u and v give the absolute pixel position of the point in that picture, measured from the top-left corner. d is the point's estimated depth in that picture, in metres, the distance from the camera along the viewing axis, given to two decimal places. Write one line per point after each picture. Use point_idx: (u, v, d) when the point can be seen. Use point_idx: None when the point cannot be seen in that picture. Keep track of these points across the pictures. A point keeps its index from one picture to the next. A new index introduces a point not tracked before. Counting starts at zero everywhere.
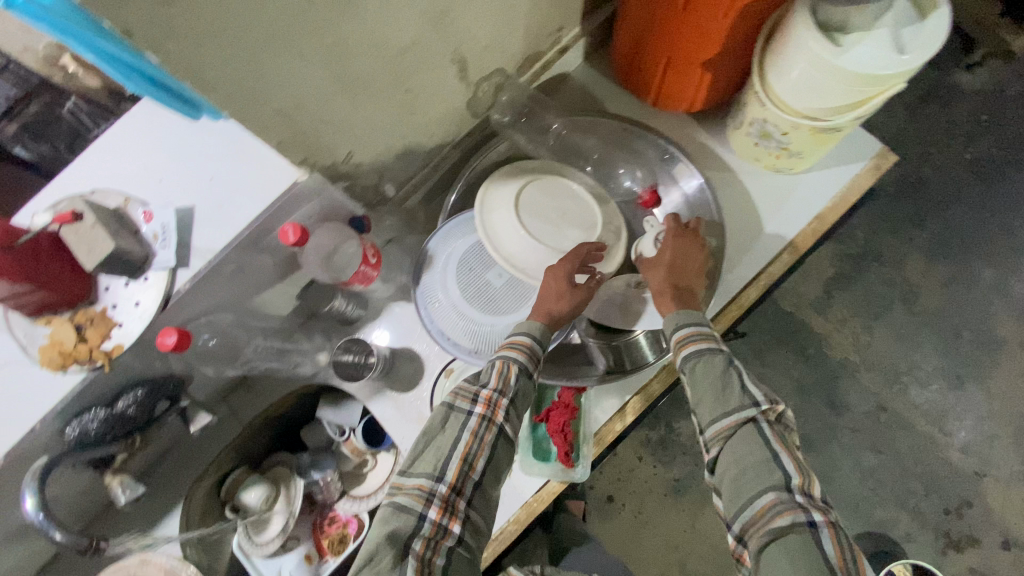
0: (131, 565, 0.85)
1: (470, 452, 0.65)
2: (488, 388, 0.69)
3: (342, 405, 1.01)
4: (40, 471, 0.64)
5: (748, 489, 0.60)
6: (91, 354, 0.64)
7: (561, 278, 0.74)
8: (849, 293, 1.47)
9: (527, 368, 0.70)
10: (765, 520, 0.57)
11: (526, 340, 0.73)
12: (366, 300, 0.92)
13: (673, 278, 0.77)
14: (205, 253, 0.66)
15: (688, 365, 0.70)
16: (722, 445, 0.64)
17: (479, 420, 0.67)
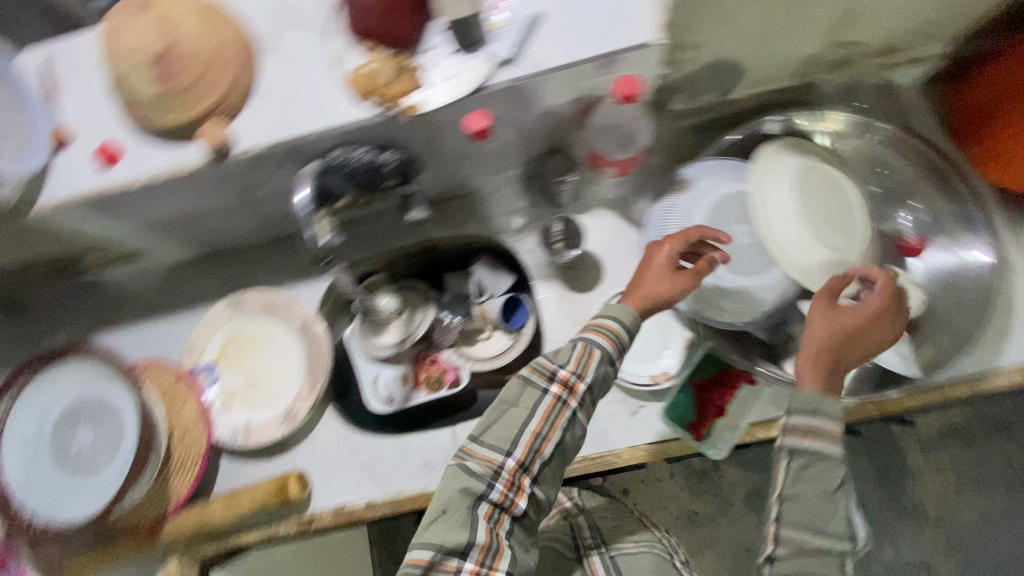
0: (279, 297, 0.91)
1: (542, 429, 0.62)
2: (567, 368, 0.63)
3: (501, 265, 0.91)
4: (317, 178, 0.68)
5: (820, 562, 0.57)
6: (394, 98, 0.66)
7: (657, 263, 0.68)
8: (974, 458, 1.26)
9: (612, 358, 0.63)
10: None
11: (619, 324, 0.64)
12: (582, 191, 0.90)
13: (834, 348, 0.63)
14: (533, 64, 0.65)
15: (799, 464, 0.58)
16: (796, 556, 0.57)
17: (553, 403, 0.62)
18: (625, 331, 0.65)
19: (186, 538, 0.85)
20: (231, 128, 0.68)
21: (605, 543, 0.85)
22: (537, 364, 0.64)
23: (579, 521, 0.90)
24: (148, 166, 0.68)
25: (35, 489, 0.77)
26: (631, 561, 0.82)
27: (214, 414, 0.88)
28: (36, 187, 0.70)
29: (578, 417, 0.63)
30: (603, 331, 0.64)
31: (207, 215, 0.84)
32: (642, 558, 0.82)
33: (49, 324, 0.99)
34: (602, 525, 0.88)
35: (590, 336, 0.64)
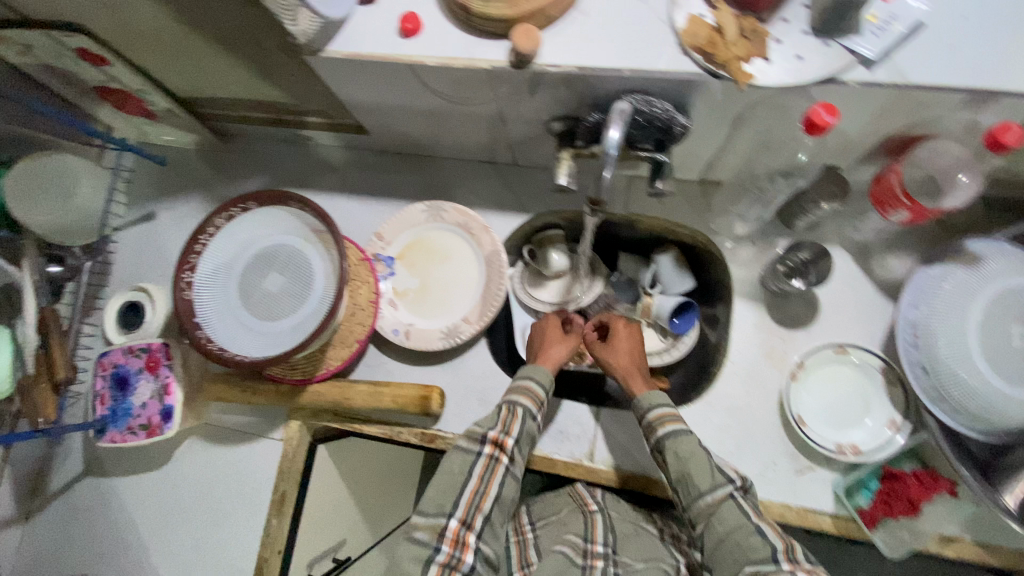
0: (477, 221, 0.89)
1: (480, 487, 0.63)
2: (494, 429, 0.66)
3: (679, 273, 0.95)
4: (627, 116, 0.57)
5: (728, 522, 0.61)
6: (727, 61, 0.59)
7: (545, 330, 0.83)
8: None
9: (530, 413, 0.69)
10: (755, 549, 0.58)
11: (537, 383, 0.72)
12: (826, 225, 0.81)
13: (630, 362, 0.78)
14: (898, 73, 0.57)
15: (670, 445, 0.67)
16: (711, 523, 0.62)
17: (489, 460, 0.65)
18: (545, 390, 0.72)
19: (318, 406, 0.88)
20: (541, 37, 0.63)
21: (614, 553, 0.72)
22: (467, 433, 0.67)
23: (596, 518, 0.77)
24: (443, 49, 0.65)
25: (217, 313, 0.79)
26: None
27: (382, 305, 0.90)
28: (326, 34, 0.69)
29: (514, 471, 0.66)
30: (528, 393, 0.70)
31: (444, 116, 0.82)
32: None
33: (252, 165, 1.02)
34: (619, 534, 0.75)
35: (528, 390, 0.71)
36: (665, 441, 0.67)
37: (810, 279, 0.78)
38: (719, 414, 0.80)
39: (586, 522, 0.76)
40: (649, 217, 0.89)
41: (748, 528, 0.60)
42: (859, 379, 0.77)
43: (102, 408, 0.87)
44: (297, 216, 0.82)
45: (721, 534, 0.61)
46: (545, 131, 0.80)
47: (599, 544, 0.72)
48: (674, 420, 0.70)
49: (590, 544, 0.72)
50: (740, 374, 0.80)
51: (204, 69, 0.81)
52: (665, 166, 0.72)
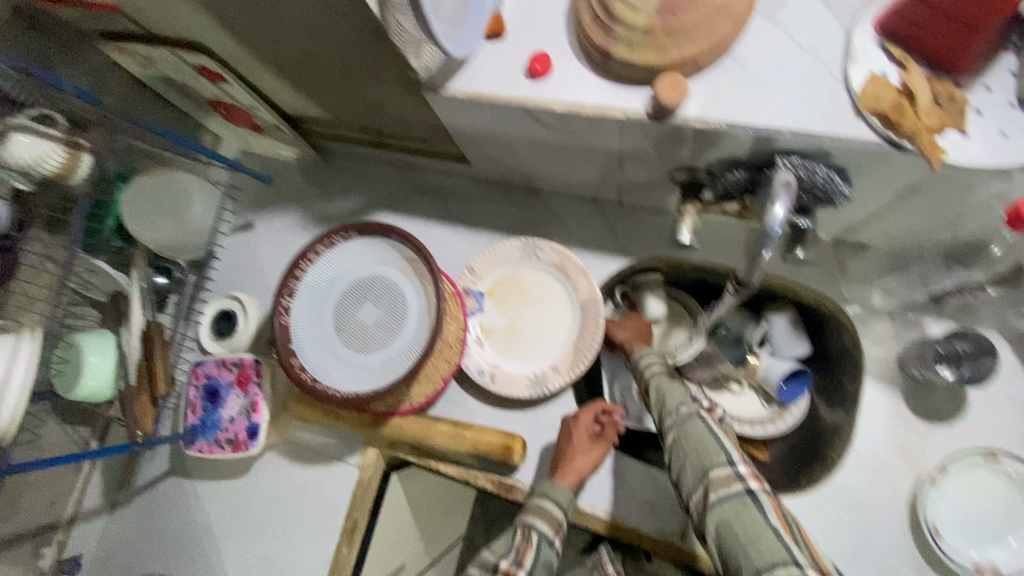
0: (575, 263, 0.84)
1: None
2: (505, 560, 0.63)
3: (793, 335, 0.85)
4: (791, 188, 0.50)
5: (689, 434, 0.59)
6: (916, 132, 0.50)
7: (571, 438, 0.77)
8: None
9: (543, 537, 0.65)
10: (711, 459, 0.56)
11: (552, 503, 0.69)
12: (986, 307, 0.70)
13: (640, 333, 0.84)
14: None
15: (651, 383, 0.67)
16: (675, 445, 0.60)
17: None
18: (562, 509, 0.69)
19: (397, 439, 0.87)
20: (688, 88, 0.56)
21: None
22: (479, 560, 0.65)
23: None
24: (574, 95, 0.60)
25: (312, 340, 0.78)
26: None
27: (469, 342, 0.86)
28: (447, 70, 0.65)
29: None
30: (544, 515, 0.68)
31: (555, 154, 0.77)
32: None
33: (348, 184, 1.02)
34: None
35: (543, 511, 0.68)
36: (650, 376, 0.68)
37: (964, 372, 0.68)
38: (836, 509, 0.71)
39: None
40: (768, 275, 0.80)
41: (712, 442, 0.57)
42: (1014, 494, 0.66)
43: (193, 418, 0.89)
44: (395, 247, 0.80)
45: (685, 452, 0.58)
46: (666, 179, 0.73)
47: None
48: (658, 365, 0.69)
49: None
50: (864, 466, 0.71)
51: (316, 92, 0.80)
52: (810, 232, 0.64)
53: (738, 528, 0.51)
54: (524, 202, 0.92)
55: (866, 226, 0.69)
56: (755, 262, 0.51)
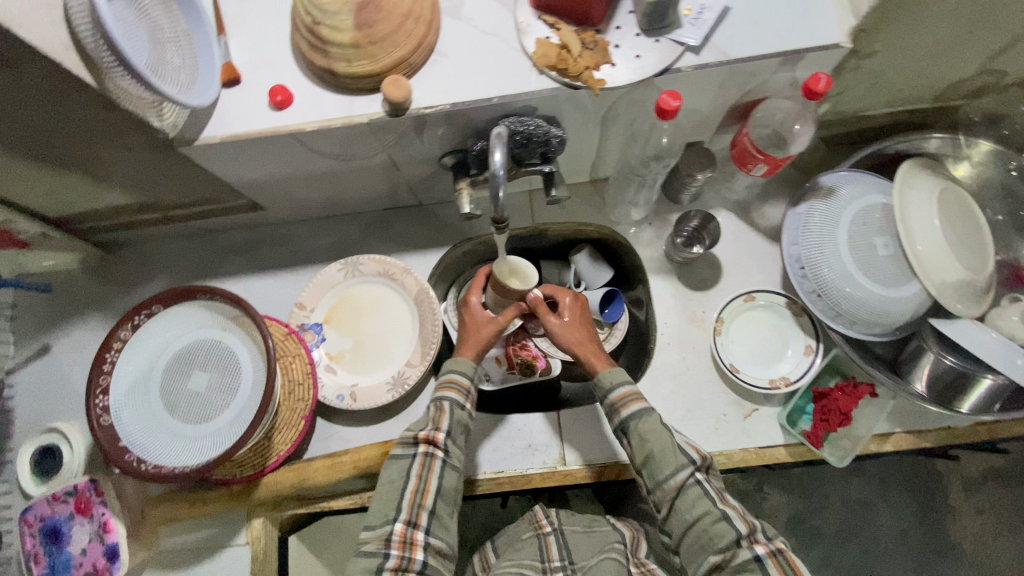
0: (396, 266, 0.90)
1: (420, 484, 0.67)
2: (426, 428, 0.70)
3: (598, 265, 1.00)
4: (504, 137, 0.62)
5: (690, 502, 0.64)
6: (580, 72, 0.66)
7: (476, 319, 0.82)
8: (1005, 493, 1.36)
9: (456, 402, 0.72)
10: (715, 524, 0.62)
11: (459, 373, 0.75)
12: (707, 191, 0.91)
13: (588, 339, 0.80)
14: (721, 53, 0.66)
15: (637, 429, 0.69)
16: (677, 508, 0.65)
17: (424, 457, 0.68)
18: (469, 379, 0.75)
19: (277, 497, 0.84)
20: (410, 84, 0.66)
21: (573, 562, 0.78)
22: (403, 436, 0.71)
23: (550, 541, 0.81)
24: (320, 114, 0.68)
25: (143, 431, 0.75)
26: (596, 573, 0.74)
27: (319, 373, 0.87)
28: (196, 122, 0.69)
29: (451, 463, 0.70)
30: (454, 386, 0.74)
31: (340, 175, 0.84)
32: (605, 565, 0.74)
33: (151, 269, 0.98)
34: (572, 545, 0.81)
35: (452, 382, 0.74)
36: (632, 423, 0.70)
37: (705, 241, 0.88)
38: (665, 384, 0.85)
39: (540, 547, 0.81)
40: (557, 224, 0.95)
41: (713, 510, 0.63)
42: (770, 318, 0.86)
43: (36, 569, 0.80)
44: (208, 308, 0.80)
45: (687, 516, 0.64)
46: (439, 167, 0.84)
47: (557, 559, 0.79)
48: (636, 399, 0.72)
49: (548, 563, 0.78)
50: (673, 343, 0.87)
51: (74, 184, 0.78)
52: (556, 175, 0.78)
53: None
54: (334, 229, 0.97)
55: (602, 158, 0.86)
56: (498, 203, 0.61)
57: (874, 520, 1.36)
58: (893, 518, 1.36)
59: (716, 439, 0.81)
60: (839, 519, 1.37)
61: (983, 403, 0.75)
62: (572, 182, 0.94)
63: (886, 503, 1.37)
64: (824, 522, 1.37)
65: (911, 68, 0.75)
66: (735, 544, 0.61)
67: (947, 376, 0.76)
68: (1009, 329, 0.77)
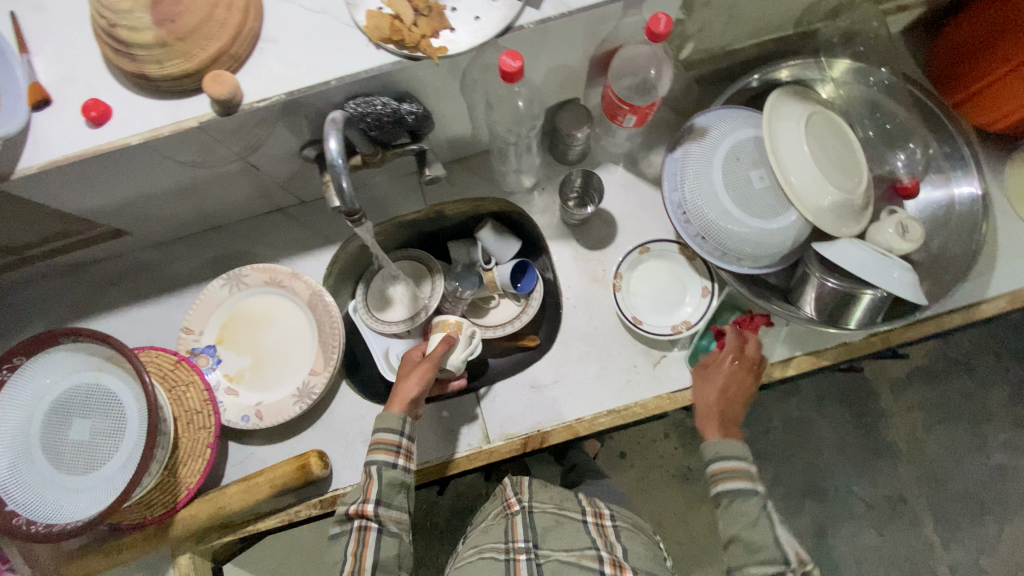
0: (283, 272, 0.86)
1: (355, 563, 0.66)
2: (353, 503, 0.69)
3: (504, 238, 0.99)
4: (340, 122, 0.58)
5: (743, 510, 0.65)
6: (418, 43, 0.62)
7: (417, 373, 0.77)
8: (927, 388, 1.46)
9: (382, 467, 0.69)
10: (760, 539, 0.63)
11: (384, 431, 0.70)
12: (593, 147, 0.90)
13: (722, 403, 0.73)
14: (561, 4, 0.63)
15: (731, 479, 0.67)
16: (738, 518, 0.65)
17: (359, 532, 0.67)
18: (399, 435, 0.71)
19: (198, 530, 0.80)
20: (236, 78, 0.61)
21: (536, 544, 0.76)
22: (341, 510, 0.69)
23: (517, 521, 0.80)
24: (147, 124, 0.62)
25: (29, 492, 0.70)
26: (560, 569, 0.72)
27: (220, 397, 0.83)
28: (9, 153, 0.62)
29: (388, 528, 0.68)
30: (382, 446, 0.70)
31: (202, 186, 0.78)
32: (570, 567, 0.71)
33: (23, 316, 0.91)
34: (539, 526, 0.78)
35: (380, 442, 0.70)
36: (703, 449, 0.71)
37: (595, 199, 0.87)
38: (576, 345, 0.86)
39: (507, 531, 0.80)
40: (451, 202, 0.92)
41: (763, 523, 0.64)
42: (667, 265, 0.87)
43: None
44: (78, 350, 0.74)
45: (736, 525, 0.65)
46: (307, 161, 0.79)
47: (521, 540, 0.77)
48: (737, 473, 0.67)
49: (511, 544, 0.77)
50: (579, 305, 0.87)
51: None
52: (428, 153, 0.76)
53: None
54: (218, 243, 0.91)
55: (478, 128, 0.83)
56: (344, 194, 0.57)
57: (814, 434, 1.44)
58: (831, 429, 1.45)
59: (630, 391, 0.83)
60: (783, 439, 1.44)
61: (868, 316, 0.78)
62: (459, 157, 0.91)
63: (823, 416, 1.45)
64: (769, 444, 1.44)
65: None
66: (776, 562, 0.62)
67: (833, 298, 0.79)
68: (886, 242, 0.80)
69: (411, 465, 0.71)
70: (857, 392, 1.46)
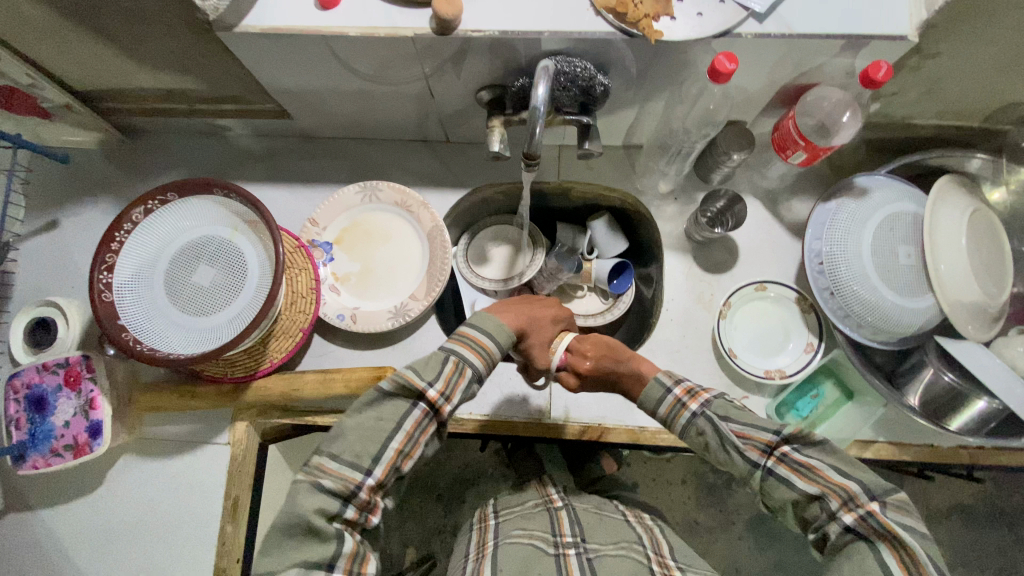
0: (415, 198, 0.89)
1: (407, 444, 0.58)
2: (434, 386, 0.59)
3: (615, 236, 1.00)
4: (551, 73, 0.62)
5: (692, 443, 0.62)
6: (638, 21, 0.64)
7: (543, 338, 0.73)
8: (966, 528, 1.38)
9: (479, 375, 0.61)
10: (720, 458, 0.60)
11: (494, 343, 0.63)
12: (737, 175, 0.90)
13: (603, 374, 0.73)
14: (784, 25, 0.64)
15: (708, 406, 0.62)
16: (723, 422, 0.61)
17: (422, 418, 0.59)
18: (499, 348, 0.64)
19: (267, 403, 0.84)
20: (462, 3, 0.64)
21: (584, 541, 0.79)
22: (401, 378, 0.59)
23: (561, 515, 0.84)
24: (365, 19, 0.67)
25: (144, 316, 0.75)
26: (613, 563, 0.74)
27: (323, 291, 0.88)
28: (238, 8, 0.67)
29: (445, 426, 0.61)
30: (473, 346, 0.62)
31: (373, 94, 0.82)
32: (625, 561, 0.74)
33: (167, 162, 0.97)
34: (584, 526, 0.82)
35: (477, 343, 0.62)
36: (641, 402, 0.67)
37: (728, 224, 0.88)
38: (661, 357, 0.85)
39: (552, 521, 0.83)
40: (583, 183, 0.94)
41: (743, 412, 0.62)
42: (776, 310, 0.86)
43: (18, 433, 0.80)
44: (223, 205, 0.79)
45: (701, 461, 0.62)
46: (473, 101, 0.82)
47: (568, 536, 0.79)
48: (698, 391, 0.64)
49: (559, 538, 0.79)
50: (675, 320, 0.87)
51: (105, 56, 0.76)
52: (592, 128, 0.75)
53: (775, 490, 0.57)
54: (357, 153, 0.96)
55: (640, 121, 0.84)
56: (533, 137, 0.60)
57: None
58: None
59: None
60: None
61: (973, 425, 0.75)
62: (605, 144, 0.93)
63: None
64: None
65: (974, 80, 0.72)
66: (747, 470, 0.58)
67: (943, 394, 0.77)
68: (1012, 358, 0.75)
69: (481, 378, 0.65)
70: None
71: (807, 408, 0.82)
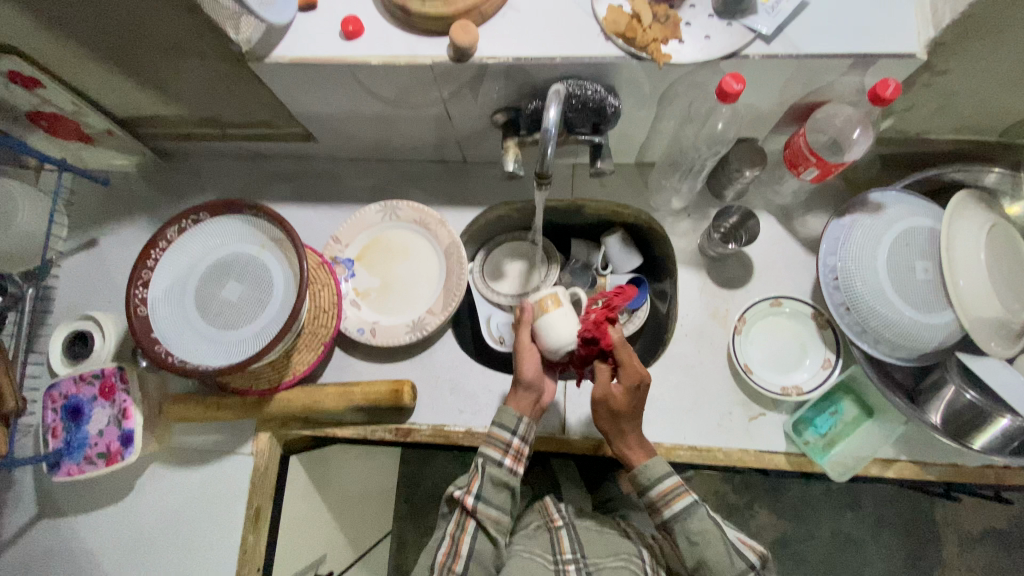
0: (432, 216, 0.92)
1: (454, 545, 0.72)
2: (461, 489, 0.74)
3: (628, 251, 1.01)
4: (563, 95, 0.64)
5: (695, 530, 0.67)
6: (647, 45, 0.66)
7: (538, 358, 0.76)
8: (1001, 553, 1.32)
9: (491, 462, 0.73)
10: (722, 557, 0.66)
11: (498, 428, 0.75)
12: (749, 192, 0.91)
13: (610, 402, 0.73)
14: (791, 45, 0.65)
15: (680, 525, 0.68)
16: (691, 544, 0.67)
17: (459, 517, 0.73)
18: (510, 434, 0.75)
19: (288, 415, 0.87)
20: (477, 31, 0.68)
21: (584, 557, 0.78)
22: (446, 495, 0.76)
23: (562, 535, 0.81)
24: (386, 48, 0.70)
25: (174, 329, 0.78)
26: None
27: (345, 306, 0.91)
28: (268, 39, 0.72)
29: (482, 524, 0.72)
30: (493, 442, 0.74)
31: (394, 119, 0.86)
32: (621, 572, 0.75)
33: (199, 183, 1.02)
34: (585, 541, 0.81)
35: (492, 438, 0.75)
36: (640, 473, 0.70)
37: (742, 240, 0.87)
38: (676, 373, 0.86)
39: (552, 540, 0.81)
40: (596, 201, 0.96)
41: (716, 530, 0.67)
42: (792, 325, 0.86)
43: (55, 441, 0.84)
44: (251, 224, 0.83)
45: (698, 547, 0.67)
46: (489, 124, 0.85)
47: (568, 553, 0.79)
48: (680, 492, 0.69)
49: (560, 556, 0.78)
50: (690, 335, 0.87)
51: (143, 86, 0.81)
52: (604, 148, 0.77)
53: None
54: (377, 172, 0.99)
55: (652, 140, 0.86)
56: (545, 157, 0.63)
57: (859, 555, 1.34)
58: (880, 558, 1.34)
59: (716, 435, 0.82)
60: (825, 550, 1.35)
61: (996, 443, 0.74)
62: (618, 163, 0.95)
63: (876, 541, 1.34)
64: (809, 549, 1.35)
65: (988, 95, 0.72)
66: (744, 573, 0.66)
67: (965, 412, 0.75)
68: None
69: (517, 469, 0.74)
70: (920, 531, 1.34)
71: (826, 425, 0.81)
